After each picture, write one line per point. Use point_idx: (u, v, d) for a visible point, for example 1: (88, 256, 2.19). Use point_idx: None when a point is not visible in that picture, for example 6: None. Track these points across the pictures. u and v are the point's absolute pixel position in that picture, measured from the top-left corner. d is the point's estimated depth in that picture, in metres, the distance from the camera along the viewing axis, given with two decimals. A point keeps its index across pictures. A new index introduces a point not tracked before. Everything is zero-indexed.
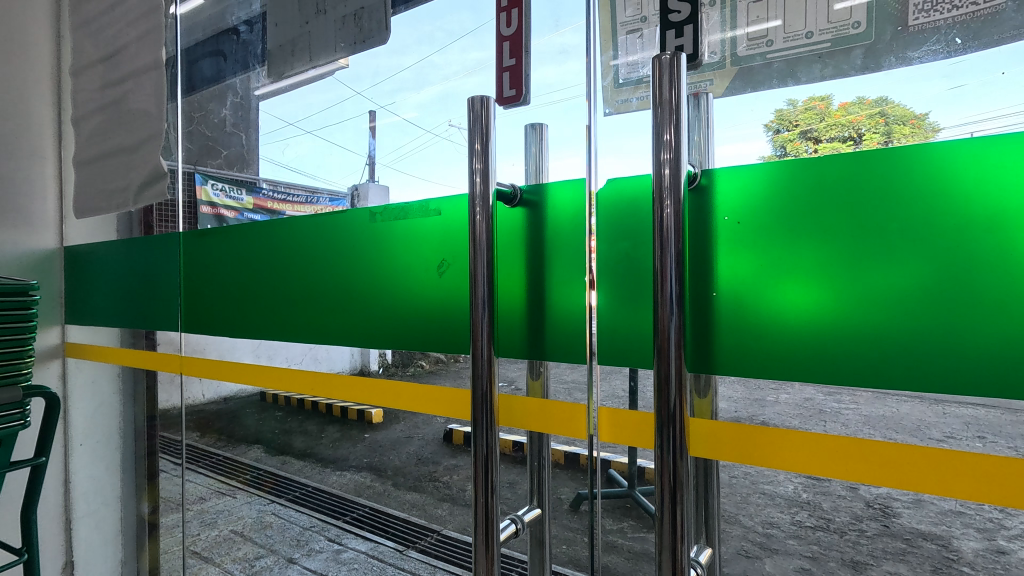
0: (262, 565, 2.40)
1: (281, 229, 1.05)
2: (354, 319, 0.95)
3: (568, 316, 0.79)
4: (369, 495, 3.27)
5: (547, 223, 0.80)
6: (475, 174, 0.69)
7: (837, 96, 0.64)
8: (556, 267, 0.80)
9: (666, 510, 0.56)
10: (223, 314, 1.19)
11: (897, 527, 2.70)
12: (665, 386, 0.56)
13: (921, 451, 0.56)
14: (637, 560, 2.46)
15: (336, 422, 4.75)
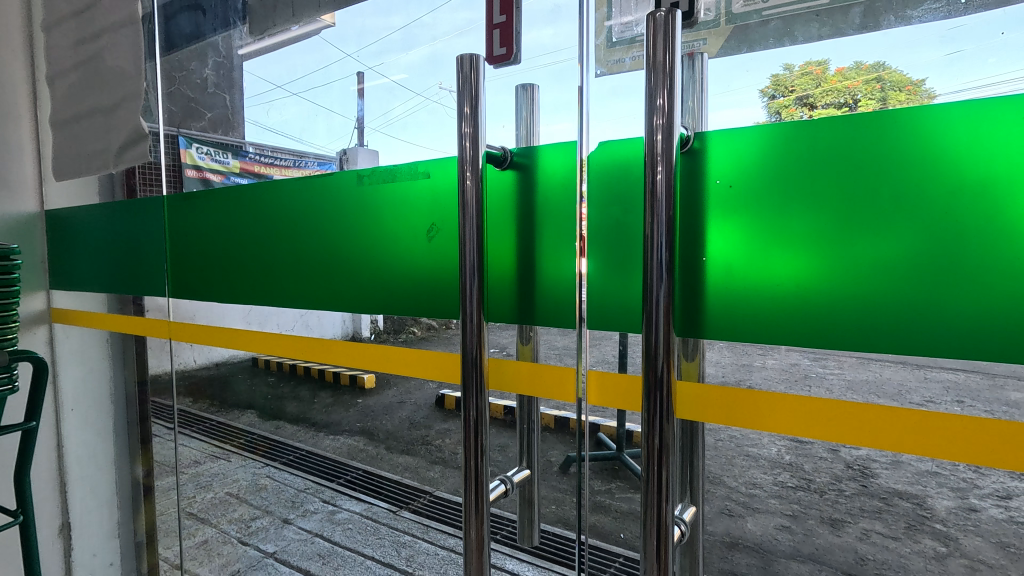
0: (258, 526, 2.46)
1: (266, 193, 1.03)
2: (343, 283, 0.94)
3: (558, 282, 0.79)
4: (362, 458, 3.33)
5: (538, 188, 0.79)
6: (465, 139, 0.67)
7: (834, 62, 0.64)
8: (546, 232, 0.79)
9: (653, 472, 0.57)
10: (209, 280, 1.18)
11: (875, 487, 2.79)
12: (652, 352, 0.56)
13: (903, 415, 0.57)
14: (623, 519, 2.55)
15: (329, 387, 4.79)
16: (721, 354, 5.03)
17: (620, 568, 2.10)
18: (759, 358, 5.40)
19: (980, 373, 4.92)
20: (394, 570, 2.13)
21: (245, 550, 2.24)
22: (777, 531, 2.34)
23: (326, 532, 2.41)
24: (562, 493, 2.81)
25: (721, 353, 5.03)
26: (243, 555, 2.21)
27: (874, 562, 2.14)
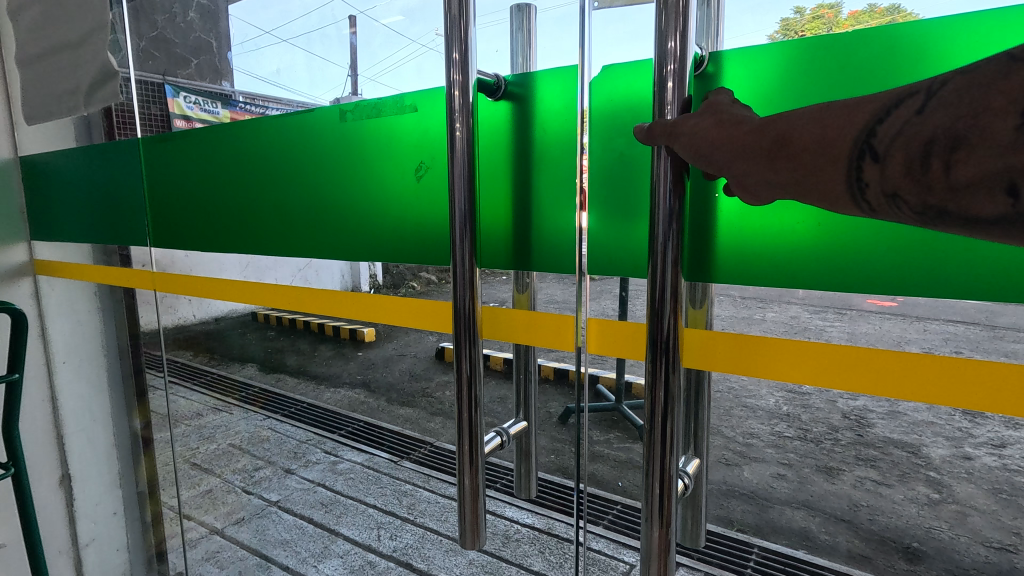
0: (261, 476, 2.51)
1: (243, 133, 0.97)
2: (326, 235, 0.90)
3: (556, 225, 0.73)
4: (363, 410, 3.36)
5: (535, 127, 0.73)
6: (454, 86, 0.61)
7: (845, 5, 0.59)
8: (543, 176, 0.73)
9: (656, 425, 0.54)
10: (191, 229, 1.13)
11: (870, 436, 2.82)
12: (658, 303, 0.52)
13: (927, 363, 0.56)
14: (621, 467, 2.58)
15: (329, 340, 4.81)
16: (721, 306, 5.01)
17: (611, 523, 2.14)
18: (759, 310, 5.40)
19: (981, 324, 4.92)
20: (396, 518, 2.17)
21: (249, 499, 2.29)
22: (772, 480, 2.38)
23: (328, 482, 2.46)
24: (560, 443, 2.84)
25: (721, 306, 5.01)
26: (246, 503, 2.25)
27: (867, 508, 2.17)
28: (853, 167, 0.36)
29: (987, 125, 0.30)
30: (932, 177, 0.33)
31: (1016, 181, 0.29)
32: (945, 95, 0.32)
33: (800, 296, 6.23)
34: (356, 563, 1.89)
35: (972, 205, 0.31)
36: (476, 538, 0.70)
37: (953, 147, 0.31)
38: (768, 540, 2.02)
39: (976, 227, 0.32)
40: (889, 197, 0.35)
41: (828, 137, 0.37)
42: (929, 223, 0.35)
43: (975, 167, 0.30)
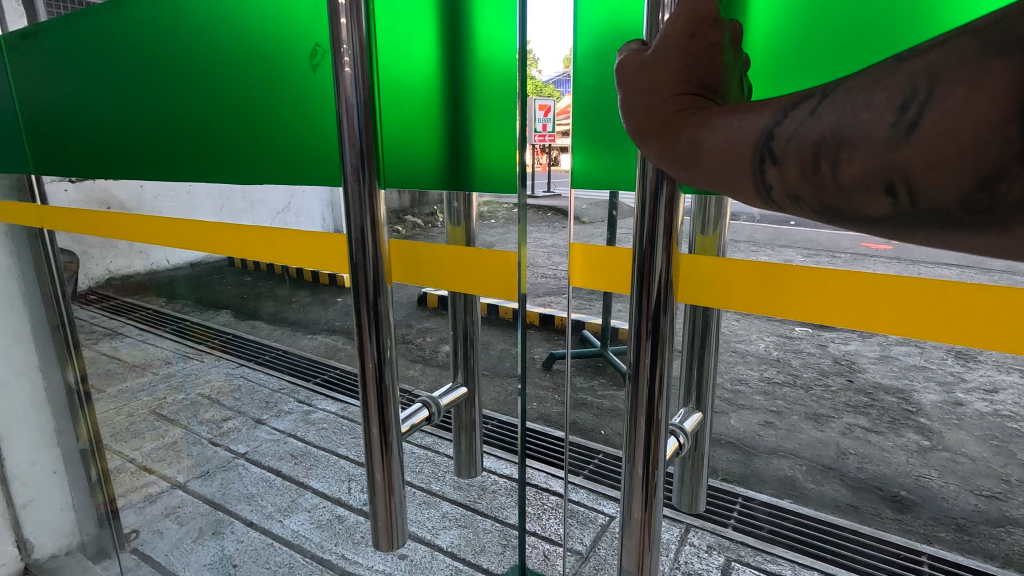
0: (230, 426, 2.41)
1: (164, 46, 1.00)
2: (252, 146, 0.94)
3: (491, 130, 0.75)
4: (340, 357, 3.25)
5: (471, 47, 0.74)
6: (339, 12, 0.54)
7: None
8: (479, 96, 0.75)
9: (640, 364, 0.58)
10: (128, 163, 1.15)
11: (860, 382, 2.75)
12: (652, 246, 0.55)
13: (931, 288, 0.59)
14: (604, 416, 2.50)
15: (308, 285, 4.64)
16: None
17: (591, 474, 2.07)
18: (752, 255, 5.26)
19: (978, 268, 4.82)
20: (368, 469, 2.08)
21: (215, 450, 2.19)
22: (760, 428, 2.30)
23: (299, 432, 2.36)
24: (543, 390, 2.73)
25: None
26: (212, 455, 2.16)
27: (855, 456, 2.11)
28: (750, 168, 0.43)
29: (870, 129, 0.36)
30: (823, 177, 0.40)
31: (897, 184, 0.36)
32: (835, 97, 0.39)
33: (795, 240, 6.09)
34: (325, 518, 1.80)
35: (862, 202, 0.39)
36: (391, 536, 0.66)
37: (840, 149, 0.38)
38: (753, 490, 1.96)
39: (862, 221, 0.40)
40: (789, 198, 0.43)
41: (727, 146, 0.44)
42: (826, 215, 0.43)
43: (858, 169, 0.37)
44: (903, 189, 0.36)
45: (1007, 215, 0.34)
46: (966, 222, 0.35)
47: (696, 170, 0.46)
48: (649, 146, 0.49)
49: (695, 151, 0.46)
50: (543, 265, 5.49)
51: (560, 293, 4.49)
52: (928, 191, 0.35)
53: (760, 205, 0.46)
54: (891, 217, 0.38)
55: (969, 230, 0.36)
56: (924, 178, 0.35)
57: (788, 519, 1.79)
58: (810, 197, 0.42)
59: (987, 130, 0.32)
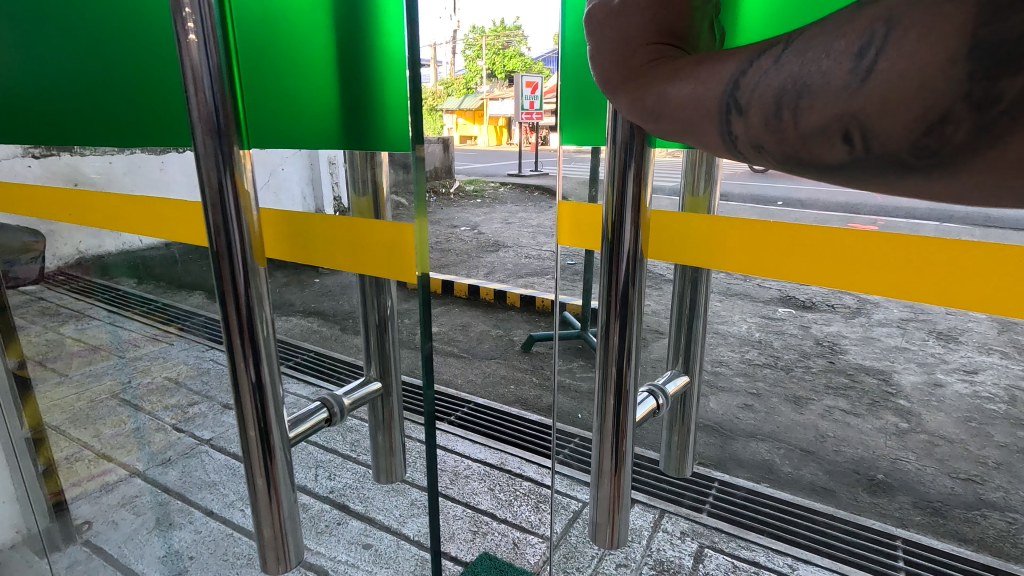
0: (197, 411, 2.33)
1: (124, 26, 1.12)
2: None
3: (393, 92, 0.85)
4: (316, 339, 3.17)
5: (367, 22, 0.85)
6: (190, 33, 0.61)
7: None
8: (379, 69, 0.86)
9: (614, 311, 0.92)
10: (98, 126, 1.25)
11: (841, 363, 2.72)
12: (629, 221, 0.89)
13: (939, 257, 0.77)
14: (582, 398, 2.45)
15: None
16: None
17: (567, 458, 2.02)
18: None
19: None
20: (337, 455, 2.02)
21: None
22: (739, 411, 2.27)
23: None
24: (522, 372, 2.68)
25: None
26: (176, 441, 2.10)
27: (834, 438, 2.08)
28: (721, 118, 0.49)
29: (829, 79, 0.42)
30: (785, 125, 0.46)
31: (852, 130, 0.42)
32: (793, 51, 0.44)
33: None
34: None
35: (820, 147, 0.44)
36: (281, 551, 0.82)
37: (803, 98, 0.43)
38: (730, 474, 1.93)
39: (818, 166, 0.46)
40: (754, 145, 0.49)
41: (704, 98, 0.50)
42: (786, 161, 0.49)
43: (817, 117, 0.43)
44: (857, 134, 0.42)
45: (943, 154, 0.39)
46: (915, 164, 0.41)
47: (666, 118, 0.54)
48: (630, 99, 0.56)
49: (665, 103, 0.53)
50: (527, 246, 5.40)
51: (543, 273, 4.41)
52: (880, 135, 0.41)
53: (728, 153, 0.52)
54: (843, 160, 0.44)
55: (911, 170, 0.42)
56: (874, 124, 0.41)
57: (764, 505, 1.76)
58: (774, 145, 0.48)
59: (933, 75, 0.37)
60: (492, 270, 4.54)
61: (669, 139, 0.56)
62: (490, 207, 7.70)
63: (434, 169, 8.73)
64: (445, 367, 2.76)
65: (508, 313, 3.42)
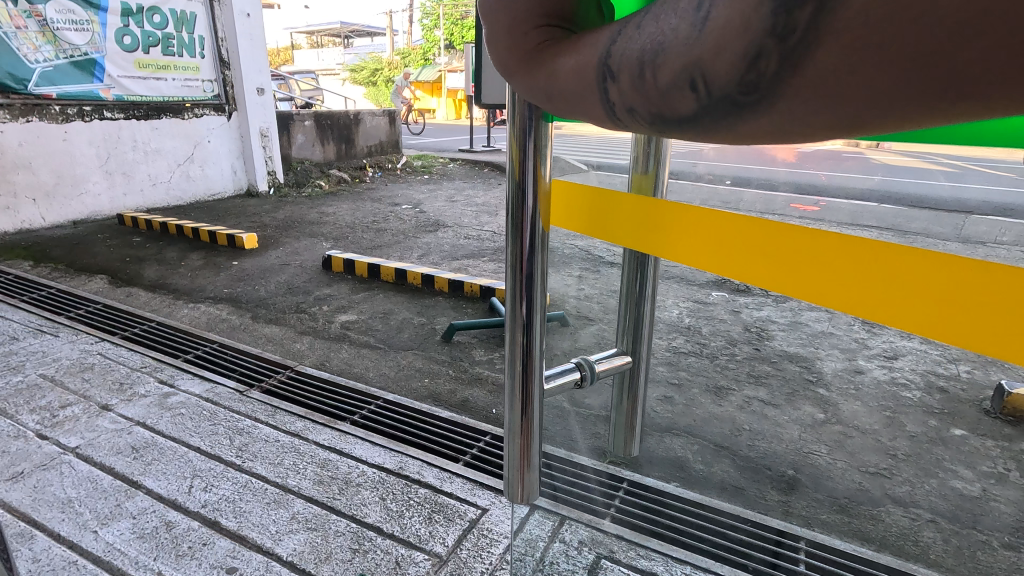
0: (67, 415, 2.07)
1: None
2: None
3: None
4: (223, 329, 2.91)
5: None
6: None
7: None
8: None
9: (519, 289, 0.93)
10: None
11: (766, 350, 2.68)
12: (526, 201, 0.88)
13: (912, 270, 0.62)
14: (498, 392, 2.31)
15: (202, 247, 4.19)
16: None
17: (471, 462, 1.89)
18: None
19: None
20: (218, 463, 1.83)
21: (40, 446, 1.89)
22: (659, 404, 2.18)
23: (149, 419, 2.06)
24: (438, 364, 2.52)
25: None
26: (34, 453, 1.86)
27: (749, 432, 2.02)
28: (599, 86, 0.47)
29: (675, 33, 0.40)
30: (647, 85, 0.44)
31: (695, 78, 0.40)
32: (650, 18, 0.44)
33: None
34: (149, 526, 1.55)
35: (674, 102, 0.42)
36: None
37: (657, 56, 0.42)
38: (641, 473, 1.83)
39: (685, 125, 0.43)
40: (627, 109, 0.47)
41: (584, 67, 0.48)
42: (658, 124, 0.46)
43: (668, 73, 0.41)
44: (700, 80, 0.40)
45: (771, 92, 0.37)
46: (745, 105, 0.38)
47: (555, 93, 0.53)
48: (519, 82, 0.56)
49: (551, 80, 0.52)
50: (468, 226, 5.20)
51: (480, 256, 4.24)
52: (718, 81, 0.39)
53: (614, 120, 0.50)
54: (701, 114, 0.41)
55: (751, 112, 0.39)
56: (713, 68, 0.39)
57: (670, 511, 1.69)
58: (643, 108, 0.45)
59: (748, 14, 0.36)
60: (427, 252, 4.33)
61: (565, 113, 0.55)
62: (437, 184, 7.42)
63: (380, 144, 8.35)
64: (358, 360, 2.58)
65: (434, 299, 3.25)
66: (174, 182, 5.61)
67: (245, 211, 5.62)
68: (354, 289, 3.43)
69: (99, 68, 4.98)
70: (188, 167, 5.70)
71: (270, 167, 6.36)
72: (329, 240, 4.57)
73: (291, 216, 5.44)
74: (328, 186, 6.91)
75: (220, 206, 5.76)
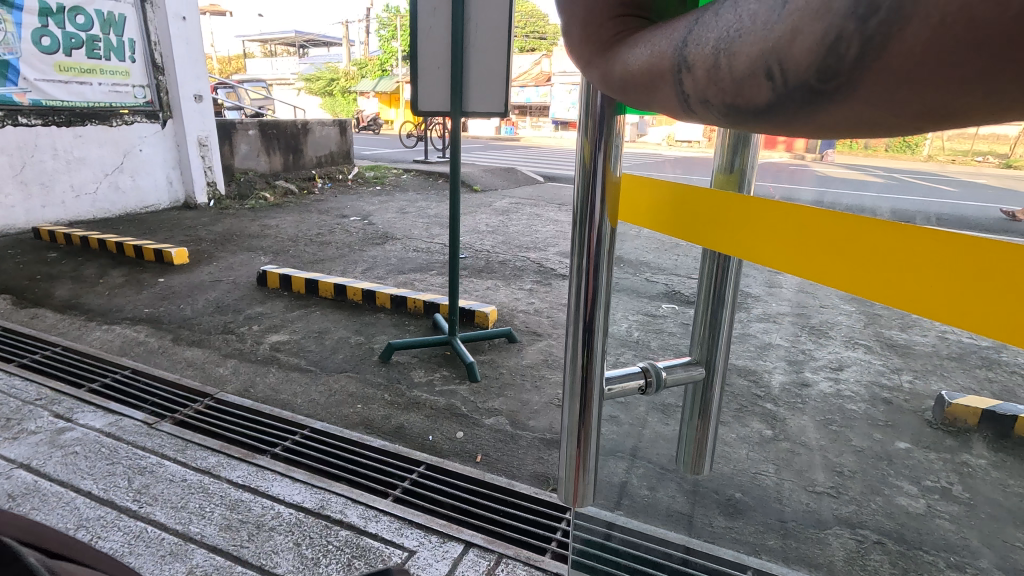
0: None
1: None
2: None
3: None
4: (137, 353, 2.66)
5: None
6: None
7: None
8: None
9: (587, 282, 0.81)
10: None
11: None
12: (593, 198, 0.76)
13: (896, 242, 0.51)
14: (436, 417, 2.15)
15: (125, 263, 3.88)
16: None
17: (400, 496, 1.73)
18: None
19: None
20: (111, 510, 1.62)
21: None
22: None
23: (35, 461, 1.82)
24: (374, 388, 2.35)
25: None
26: None
27: None
28: (668, 79, 0.37)
29: (754, 13, 0.30)
30: (721, 76, 0.33)
31: (771, 67, 0.29)
32: None
33: None
34: None
35: (747, 94, 0.31)
36: None
37: (729, 41, 0.31)
38: None
39: (759, 119, 0.33)
40: (703, 103, 0.35)
41: (658, 56, 0.38)
42: (740, 121, 0.35)
43: (744, 59, 0.31)
44: (776, 68, 0.29)
45: (853, 79, 0.27)
46: (824, 96, 0.28)
47: (624, 92, 0.43)
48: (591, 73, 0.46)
49: (618, 77, 0.42)
50: (417, 238, 5.03)
51: (428, 269, 4.09)
52: (802, 70, 0.28)
53: (689, 117, 0.39)
54: (780, 109, 0.31)
55: (830, 104, 0.29)
56: (790, 53, 0.28)
57: None
58: (717, 99, 0.34)
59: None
60: (372, 266, 4.15)
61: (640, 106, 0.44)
62: (389, 195, 7.23)
63: (331, 154, 8.12)
64: (286, 385, 2.38)
65: (375, 317, 3.07)
66: (101, 193, 5.23)
67: (179, 223, 5.30)
68: (290, 306, 3.22)
69: (13, 71, 4.59)
70: (116, 178, 5.34)
71: (210, 178, 6.04)
72: (268, 254, 4.33)
73: (229, 228, 5.15)
74: (274, 198, 6.62)
75: (153, 218, 5.42)
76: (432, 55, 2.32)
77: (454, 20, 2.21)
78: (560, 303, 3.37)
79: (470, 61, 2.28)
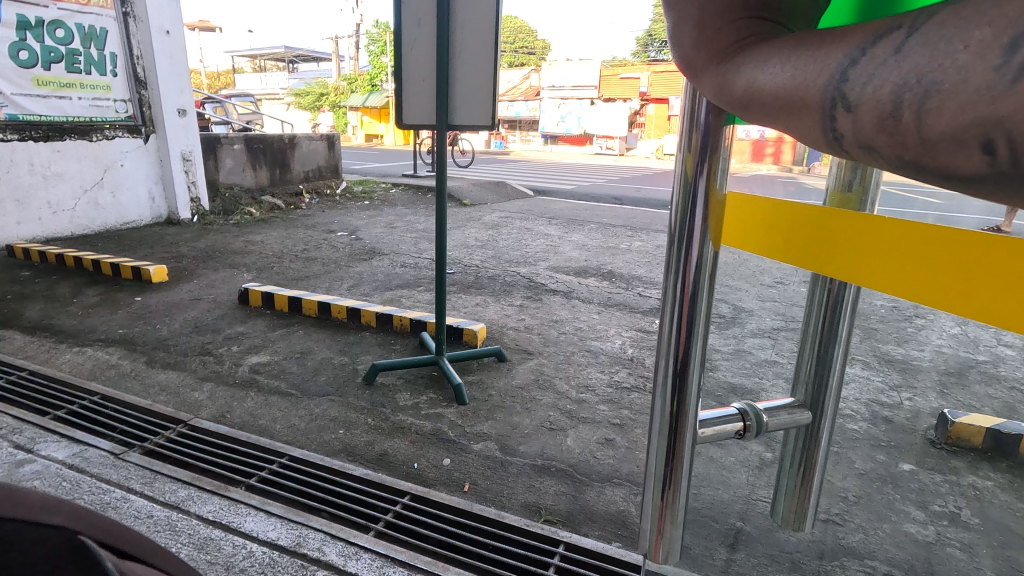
0: None
1: None
2: None
3: None
4: (108, 377, 2.53)
5: None
6: None
7: None
8: None
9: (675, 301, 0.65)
10: None
11: (711, 383, 2.54)
12: (691, 201, 0.61)
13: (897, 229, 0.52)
14: (422, 443, 2.04)
15: (101, 282, 3.75)
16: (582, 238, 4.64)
17: (382, 531, 1.62)
18: (623, 251, 5.17)
19: None
20: None
21: None
22: (599, 448, 2.00)
23: None
24: (357, 412, 2.24)
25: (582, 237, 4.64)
26: None
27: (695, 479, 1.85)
28: (820, 117, 0.32)
29: (963, 76, 0.25)
30: (903, 128, 0.28)
31: (991, 139, 0.24)
32: (931, 27, 0.28)
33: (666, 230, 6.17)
34: None
35: (944, 159, 0.27)
36: None
37: (923, 92, 0.27)
38: (579, 534, 1.61)
39: (940, 181, 0.28)
40: (863, 148, 0.31)
41: (806, 84, 0.33)
42: (905, 173, 0.30)
43: (945, 119, 0.26)
44: (999, 144, 0.24)
45: None
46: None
47: (745, 111, 0.38)
48: (701, 76, 0.41)
49: (741, 89, 0.37)
50: (405, 253, 4.95)
51: (416, 285, 4.01)
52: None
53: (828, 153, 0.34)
54: (977, 184, 0.26)
55: None
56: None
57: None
58: (888, 151, 0.29)
59: None
60: (358, 282, 4.05)
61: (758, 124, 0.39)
62: (377, 210, 7.15)
63: (319, 169, 8.03)
64: (265, 410, 2.26)
65: (360, 336, 2.97)
66: (80, 209, 5.10)
67: (160, 240, 5.17)
68: (272, 325, 3.11)
69: None
70: (96, 194, 5.21)
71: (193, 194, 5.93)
72: (251, 271, 4.22)
73: (212, 245, 5.03)
74: (260, 213, 6.51)
75: (134, 234, 5.29)
76: (418, 68, 2.25)
77: (440, 32, 2.15)
78: (550, 320, 3.29)
79: (457, 74, 2.22)
